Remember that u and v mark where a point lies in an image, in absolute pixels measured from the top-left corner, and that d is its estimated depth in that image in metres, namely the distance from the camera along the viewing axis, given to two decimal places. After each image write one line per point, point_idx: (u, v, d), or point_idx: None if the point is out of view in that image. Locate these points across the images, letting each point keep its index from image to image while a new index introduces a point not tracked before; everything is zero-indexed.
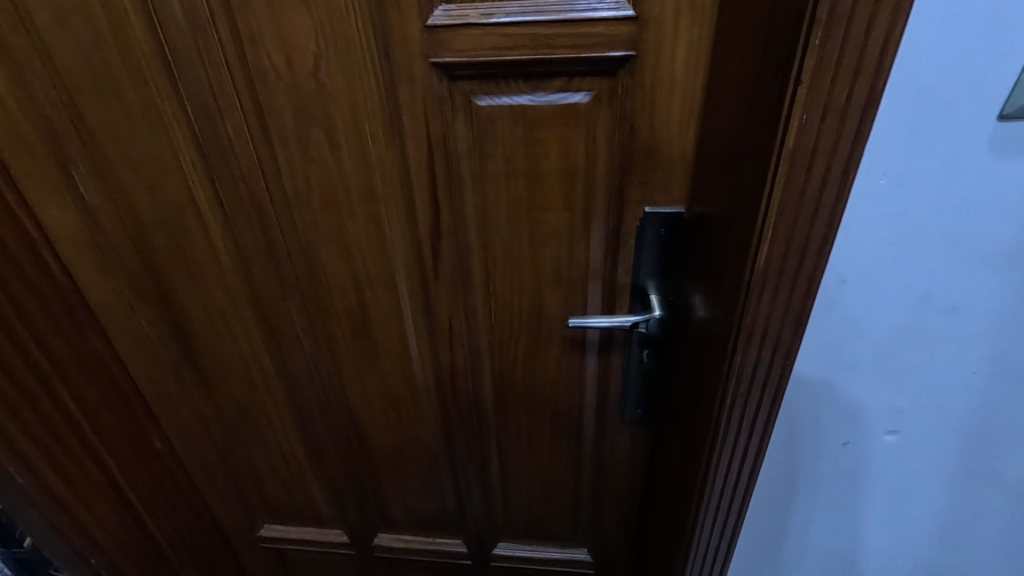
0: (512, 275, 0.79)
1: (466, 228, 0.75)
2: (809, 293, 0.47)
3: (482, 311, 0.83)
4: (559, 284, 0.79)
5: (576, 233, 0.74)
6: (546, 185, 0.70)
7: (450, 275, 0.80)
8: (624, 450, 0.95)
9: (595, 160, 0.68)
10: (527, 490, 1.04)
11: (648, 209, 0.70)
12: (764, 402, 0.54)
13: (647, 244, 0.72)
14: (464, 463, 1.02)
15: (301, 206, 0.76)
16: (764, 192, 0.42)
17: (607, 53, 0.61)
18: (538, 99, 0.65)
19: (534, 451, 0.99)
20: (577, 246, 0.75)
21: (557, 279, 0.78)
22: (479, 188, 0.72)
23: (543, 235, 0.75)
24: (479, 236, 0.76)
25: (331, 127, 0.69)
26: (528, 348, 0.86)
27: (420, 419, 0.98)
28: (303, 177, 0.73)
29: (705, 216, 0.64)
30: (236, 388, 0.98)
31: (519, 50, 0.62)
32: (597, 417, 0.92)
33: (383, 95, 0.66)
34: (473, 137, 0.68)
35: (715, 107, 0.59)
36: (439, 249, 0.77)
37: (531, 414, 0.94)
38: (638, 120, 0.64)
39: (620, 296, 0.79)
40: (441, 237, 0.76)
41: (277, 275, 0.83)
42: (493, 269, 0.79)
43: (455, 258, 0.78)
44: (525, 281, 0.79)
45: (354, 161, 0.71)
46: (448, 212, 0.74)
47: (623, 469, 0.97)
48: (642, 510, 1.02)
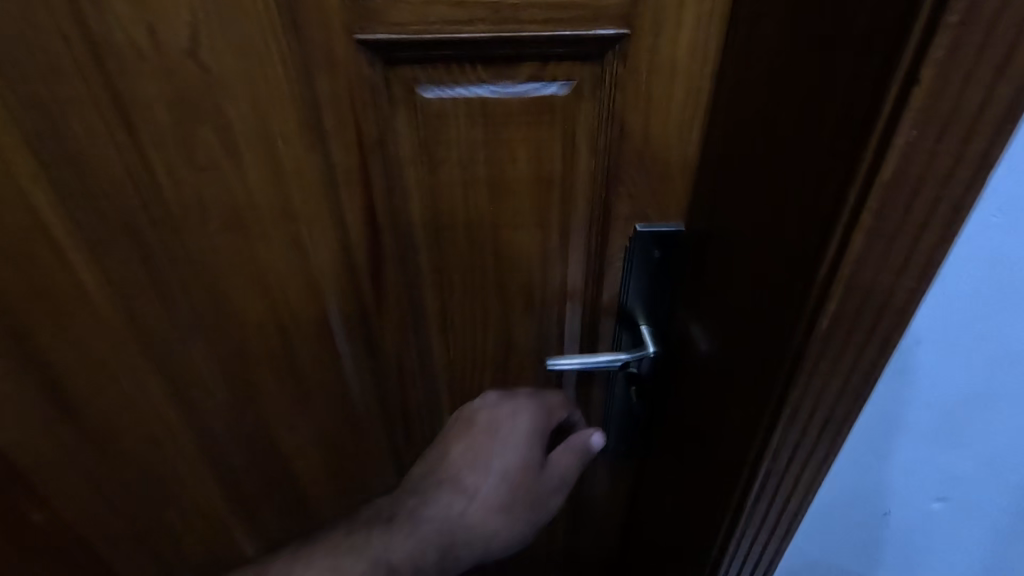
0: (474, 304, 0.65)
1: (415, 251, 0.60)
2: (885, 350, 0.37)
3: (438, 345, 0.69)
4: (531, 312, 0.65)
5: (551, 254, 0.60)
6: (514, 197, 0.56)
7: (397, 307, 0.65)
8: (604, 487, 0.84)
9: (574, 167, 0.54)
10: None
11: (639, 226, 0.57)
12: (809, 465, 0.45)
13: (637, 267, 0.59)
14: None
15: (194, 228, 0.58)
16: (839, 231, 0.32)
17: (592, 31, 0.46)
18: (502, 89, 0.50)
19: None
20: (553, 269, 0.62)
21: (528, 307, 0.65)
22: (430, 203, 0.57)
23: (511, 257, 0.61)
24: (432, 260, 0.61)
25: (224, 126, 0.51)
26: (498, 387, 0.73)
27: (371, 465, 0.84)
28: (194, 193, 0.55)
29: (708, 242, 0.52)
30: (126, 455, 0.77)
31: (475, 25, 0.46)
32: None
33: (293, 85, 0.49)
34: (418, 140, 0.53)
35: (733, 104, 0.46)
36: (382, 277, 0.62)
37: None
38: (629, 117, 0.50)
39: (603, 325, 0.66)
40: (382, 264, 0.61)
41: (170, 312, 0.64)
42: (450, 297, 0.64)
43: (403, 288, 0.63)
44: (491, 311, 0.65)
45: (260, 173, 0.54)
46: (391, 233, 0.59)
47: (602, 505, 0.87)
48: (621, 543, 0.93)
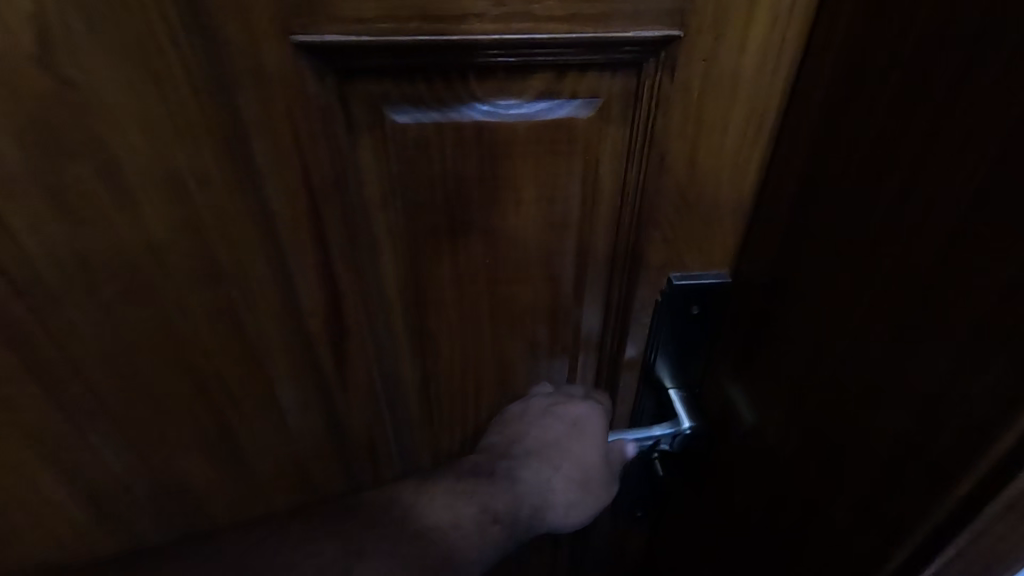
0: (465, 371, 0.52)
1: (388, 313, 0.47)
2: None
3: (418, 418, 0.55)
4: (535, 378, 0.53)
5: (561, 312, 0.48)
6: (517, 246, 0.43)
7: (367, 383, 0.50)
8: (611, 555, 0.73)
9: (595, 207, 0.42)
10: None
11: (675, 276, 0.45)
12: None
13: (669, 325, 0.48)
14: None
15: (71, 305, 0.40)
16: None
17: (631, 31, 0.33)
18: (504, 111, 0.37)
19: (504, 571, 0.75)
20: (564, 328, 0.49)
21: (532, 371, 0.52)
22: (408, 256, 0.43)
23: (512, 316, 0.48)
24: (411, 322, 0.48)
25: (108, 164, 0.35)
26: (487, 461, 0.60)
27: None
28: (67, 256, 0.38)
29: (776, 307, 0.41)
30: None
31: (471, 22, 0.33)
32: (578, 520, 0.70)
33: (208, 105, 0.34)
34: (391, 177, 0.39)
35: (825, 135, 0.34)
36: (347, 349, 0.48)
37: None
38: (676, 147, 0.38)
39: (623, 390, 0.54)
40: (347, 333, 0.47)
41: (40, 424, 0.44)
42: (434, 364, 0.51)
43: (375, 358, 0.49)
44: (485, 378, 0.52)
45: (170, 226, 0.38)
46: (357, 294, 0.45)
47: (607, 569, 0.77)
48: None
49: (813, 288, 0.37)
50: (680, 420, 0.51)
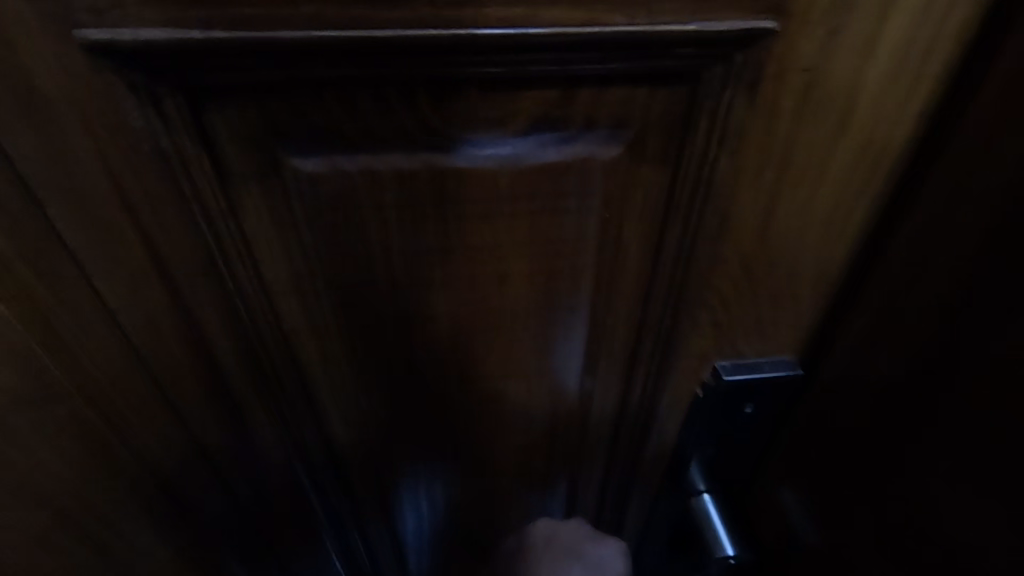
0: (434, 480, 0.39)
1: (323, 424, 0.33)
2: None
3: (376, 535, 0.42)
4: (528, 481, 0.40)
5: (562, 408, 0.35)
6: (501, 334, 0.30)
7: (301, 507, 0.37)
8: None
9: (614, 282, 0.29)
10: None
11: (723, 366, 0.32)
12: None
13: (711, 426, 0.35)
14: None
15: None
16: None
17: (688, 23, 0.20)
18: (476, 151, 0.23)
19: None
20: (563, 425, 0.36)
21: (524, 474, 0.40)
22: (344, 353, 0.30)
23: (495, 415, 0.35)
24: (355, 431, 0.34)
25: None
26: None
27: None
28: None
29: (874, 438, 0.27)
30: None
31: (416, 7, 0.18)
32: None
33: None
34: (304, 252, 0.25)
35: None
36: (266, 473, 0.34)
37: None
38: (740, 203, 0.25)
39: (643, 496, 0.41)
40: (264, 454, 0.33)
41: None
42: (392, 476, 0.38)
43: (309, 479, 0.35)
44: (461, 485, 0.40)
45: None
46: (272, 407, 0.31)
47: None
48: None
49: (951, 435, 0.22)
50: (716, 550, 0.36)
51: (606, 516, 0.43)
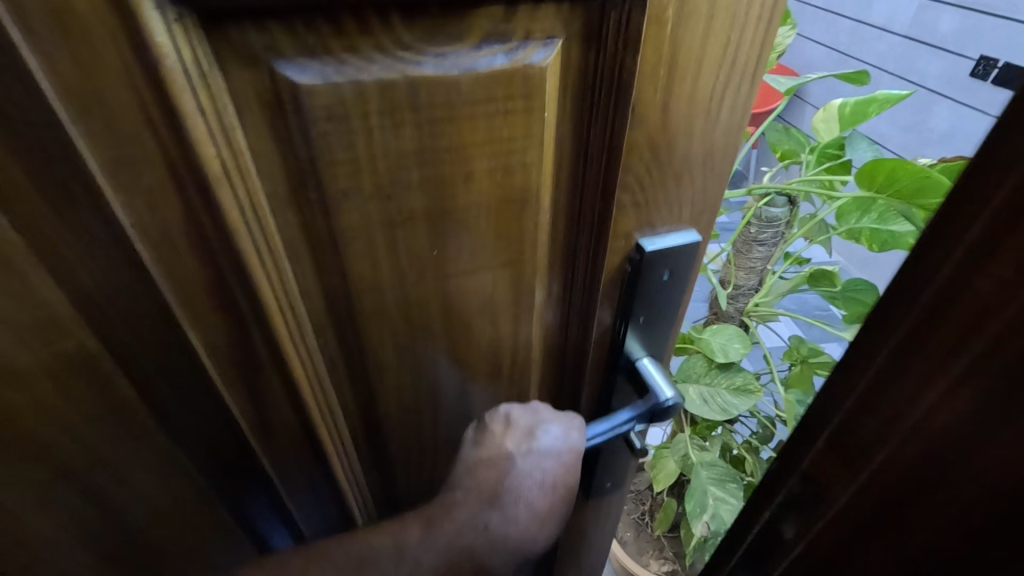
0: (417, 385, 0.44)
1: (316, 335, 0.37)
2: None
3: (366, 443, 0.46)
4: (500, 376, 0.46)
5: (523, 301, 0.42)
6: (468, 231, 0.35)
7: (298, 422, 0.40)
8: (587, 533, 0.70)
9: (554, 173, 0.35)
10: None
11: (644, 241, 0.40)
12: None
13: (642, 296, 0.43)
14: None
15: None
16: None
17: None
18: (441, 61, 0.28)
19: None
20: (524, 318, 0.43)
21: (496, 370, 0.46)
22: (334, 262, 0.34)
23: (468, 311, 0.40)
24: (345, 340, 0.38)
25: None
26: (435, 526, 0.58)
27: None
28: None
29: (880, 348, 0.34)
30: None
31: None
32: None
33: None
34: (300, 162, 0.29)
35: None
36: (265, 390, 0.37)
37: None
38: (647, 96, 0.32)
39: (592, 372, 0.49)
40: (265, 372, 0.36)
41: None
42: (381, 385, 0.42)
43: (303, 399, 0.38)
44: (441, 388, 0.45)
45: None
46: (269, 327, 0.33)
47: (585, 548, 0.73)
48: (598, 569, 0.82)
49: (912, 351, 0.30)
50: (659, 391, 0.47)
51: (562, 396, 0.51)
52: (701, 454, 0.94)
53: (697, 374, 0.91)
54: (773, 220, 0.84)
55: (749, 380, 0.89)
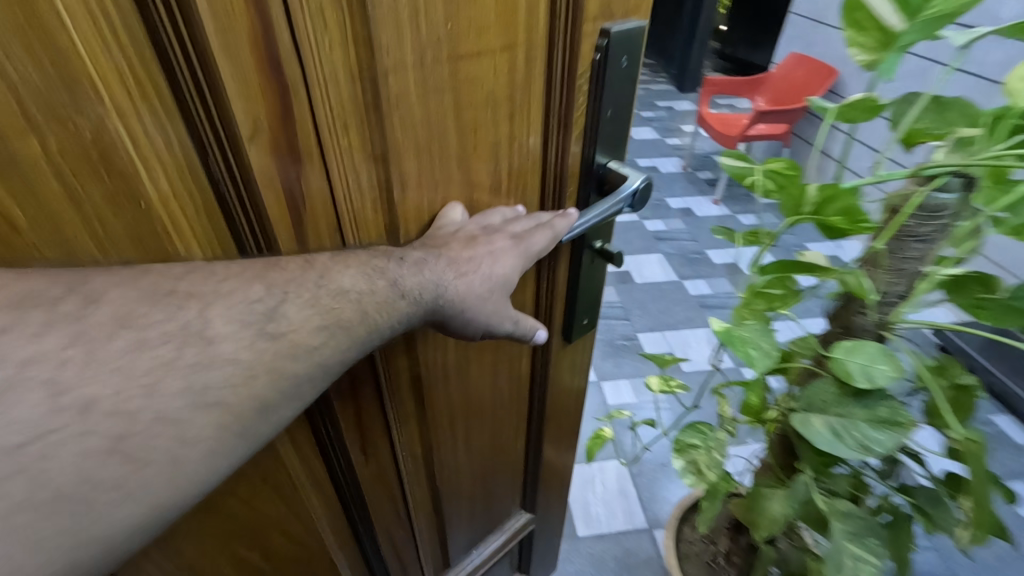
0: (433, 194, 0.45)
1: (343, 128, 0.38)
2: None
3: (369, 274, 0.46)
4: (502, 196, 0.49)
5: (519, 99, 0.44)
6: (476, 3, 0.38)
7: (331, 229, 0.42)
8: (574, 399, 0.75)
9: None
10: (470, 509, 0.73)
11: (608, 26, 0.45)
12: None
13: (610, 88, 0.48)
14: (382, 520, 0.66)
15: None
16: None
17: None
18: None
19: (469, 479, 0.71)
20: (520, 127, 0.46)
21: (498, 188, 0.48)
22: (358, 23, 0.34)
23: (478, 108, 0.42)
24: (366, 133, 0.39)
25: None
26: (423, 379, 0.55)
27: (303, 502, 0.56)
28: None
29: None
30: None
31: None
32: (543, 374, 0.67)
33: None
34: None
35: None
36: (303, 190, 0.39)
37: (463, 413, 0.62)
38: None
39: (569, 185, 0.53)
40: (304, 163, 0.37)
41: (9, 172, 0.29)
42: (399, 198, 0.43)
43: (335, 199, 0.41)
44: (449, 206, 0.46)
45: None
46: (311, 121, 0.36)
47: (570, 418, 0.78)
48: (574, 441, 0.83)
49: None
50: (629, 182, 0.53)
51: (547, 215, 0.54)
52: (829, 500, 0.71)
53: (823, 402, 0.68)
54: (940, 209, 0.58)
55: (897, 409, 0.63)
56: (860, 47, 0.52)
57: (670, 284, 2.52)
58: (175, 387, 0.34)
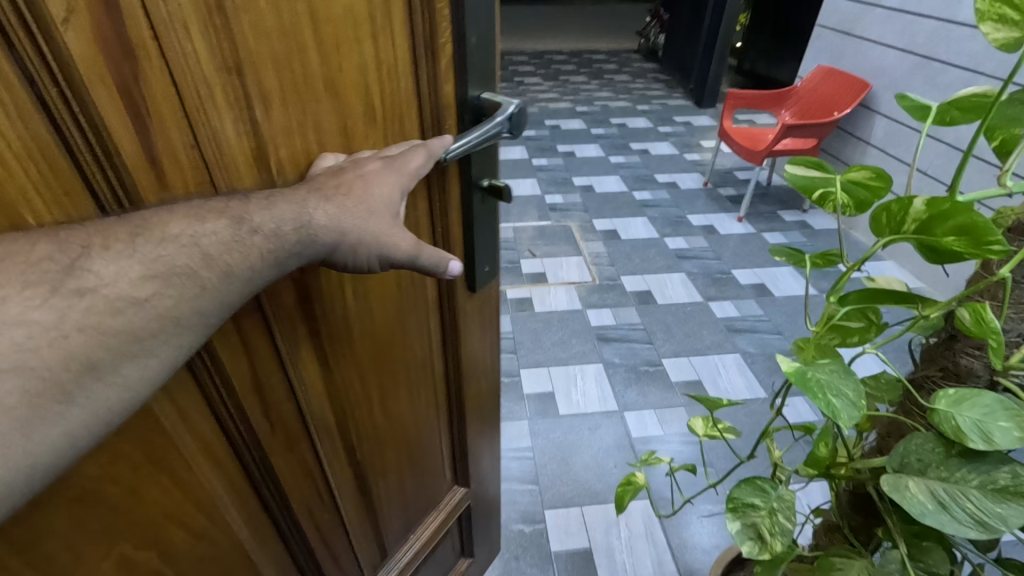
0: (302, 122, 0.47)
1: (182, 28, 0.37)
2: None
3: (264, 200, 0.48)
4: (376, 130, 0.54)
5: (379, 22, 0.49)
6: None
7: (188, 149, 0.41)
8: (481, 345, 0.83)
9: None
10: (394, 462, 0.78)
11: None
12: None
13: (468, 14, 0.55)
14: (308, 487, 0.66)
15: None
16: None
17: None
18: None
19: (389, 443, 0.75)
20: (383, 49, 0.50)
21: (374, 121, 0.53)
22: None
23: (333, 23, 0.45)
24: (211, 40, 0.39)
25: None
26: (321, 334, 0.58)
27: (203, 488, 0.55)
28: None
29: None
30: None
31: None
32: (449, 318, 0.74)
33: None
34: None
35: None
36: (146, 98, 0.37)
37: (371, 363, 0.66)
38: None
39: (448, 117, 0.60)
40: (140, 67, 0.36)
41: None
42: (262, 119, 0.44)
43: (188, 114, 0.40)
44: (324, 131, 0.49)
45: None
46: (164, 65, 0.37)
47: (484, 368, 0.86)
48: (490, 395, 0.92)
49: None
50: (505, 102, 0.61)
51: (426, 132, 0.59)
52: None
53: (926, 463, 0.64)
54: None
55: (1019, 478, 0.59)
56: (996, 23, 0.56)
57: (694, 306, 2.44)
58: (122, 283, 0.37)
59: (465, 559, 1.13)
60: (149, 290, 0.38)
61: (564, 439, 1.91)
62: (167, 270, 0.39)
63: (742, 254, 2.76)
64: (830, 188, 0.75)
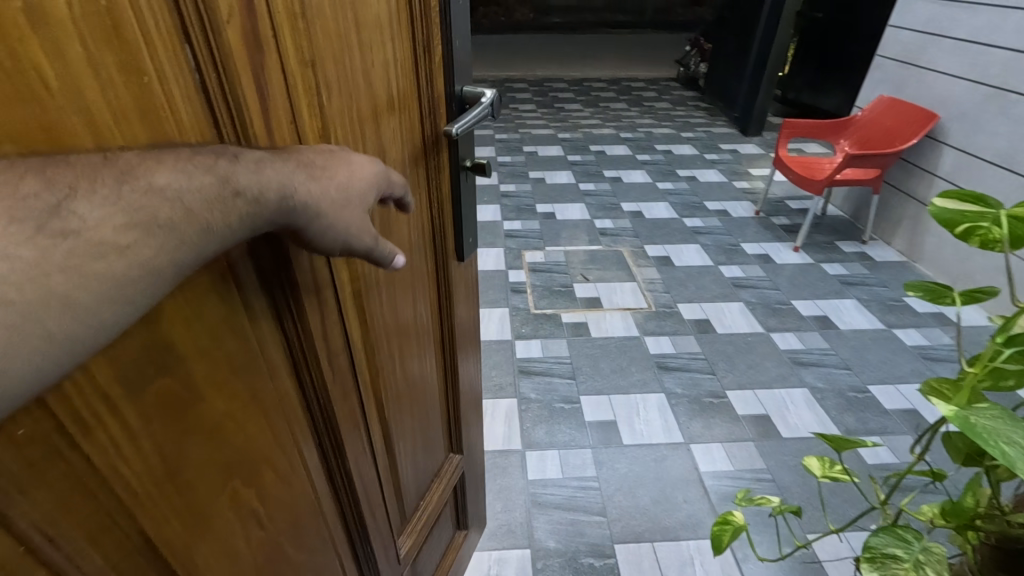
0: (350, 105, 0.62)
1: (285, 30, 0.51)
2: None
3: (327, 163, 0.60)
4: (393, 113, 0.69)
5: (395, 33, 0.66)
6: None
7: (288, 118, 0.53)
8: (461, 317, 1.03)
9: None
10: (410, 418, 0.92)
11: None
12: None
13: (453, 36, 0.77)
14: (358, 438, 0.77)
15: None
16: None
17: None
18: None
19: (405, 405, 0.90)
20: (397, 53, 0.68)
21: (392, 108, 0.69)
22: None
23: (368, 27, 0.61)
24: (304, 40, 0.53)
25: None
26: (361, 294, 0.72)
27: (285, 431, 0.64)
28: None
29: None
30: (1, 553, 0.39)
31: None
32: (443, 290, 0.94)
33: None
34: None
35: None
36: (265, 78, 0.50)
37: (395, 329, 0.82)
38: None
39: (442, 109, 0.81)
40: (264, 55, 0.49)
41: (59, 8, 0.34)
42: (330, 101, 0.58)
43: (288, 94, 0.53)
44: (364, 113, 0.64)
45: None
46: (276, 57, 0.51)
47: (466, 337, 1.07)
48: (472, 363, 1.13)
49: None
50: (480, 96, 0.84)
51: (423, 114, 0.76)
52: None
53: None
54: None
55: None
56: None
57: (755, 336, 2.38)
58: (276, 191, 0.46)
59: (461, 531, 1.33)
60: (269, 158, 0.46)
61: (631, 471, 1.86)
62: (208, 158, 0.41)
63: (799, 284, 2.69)
64: (983, 222, 0.78)
